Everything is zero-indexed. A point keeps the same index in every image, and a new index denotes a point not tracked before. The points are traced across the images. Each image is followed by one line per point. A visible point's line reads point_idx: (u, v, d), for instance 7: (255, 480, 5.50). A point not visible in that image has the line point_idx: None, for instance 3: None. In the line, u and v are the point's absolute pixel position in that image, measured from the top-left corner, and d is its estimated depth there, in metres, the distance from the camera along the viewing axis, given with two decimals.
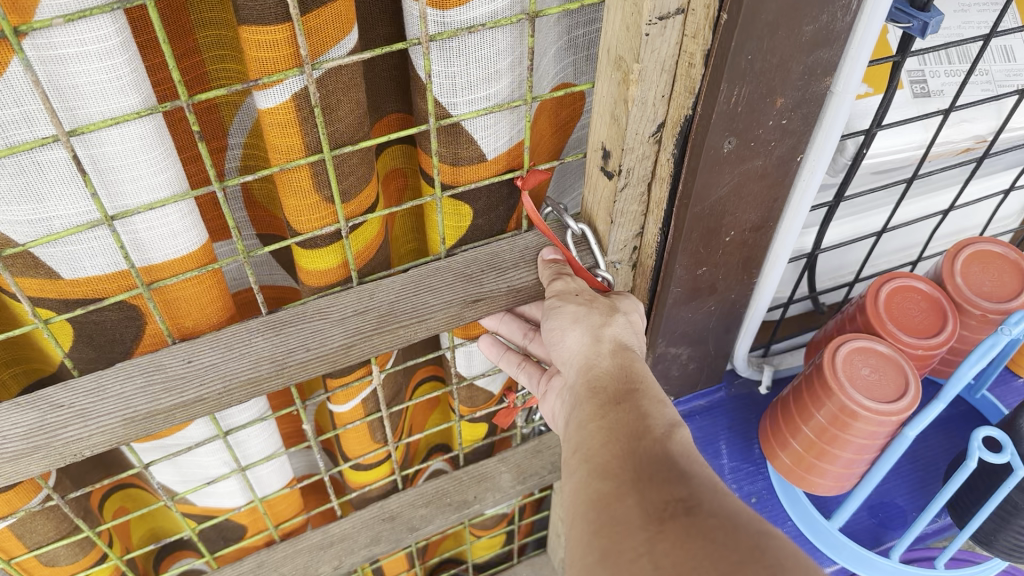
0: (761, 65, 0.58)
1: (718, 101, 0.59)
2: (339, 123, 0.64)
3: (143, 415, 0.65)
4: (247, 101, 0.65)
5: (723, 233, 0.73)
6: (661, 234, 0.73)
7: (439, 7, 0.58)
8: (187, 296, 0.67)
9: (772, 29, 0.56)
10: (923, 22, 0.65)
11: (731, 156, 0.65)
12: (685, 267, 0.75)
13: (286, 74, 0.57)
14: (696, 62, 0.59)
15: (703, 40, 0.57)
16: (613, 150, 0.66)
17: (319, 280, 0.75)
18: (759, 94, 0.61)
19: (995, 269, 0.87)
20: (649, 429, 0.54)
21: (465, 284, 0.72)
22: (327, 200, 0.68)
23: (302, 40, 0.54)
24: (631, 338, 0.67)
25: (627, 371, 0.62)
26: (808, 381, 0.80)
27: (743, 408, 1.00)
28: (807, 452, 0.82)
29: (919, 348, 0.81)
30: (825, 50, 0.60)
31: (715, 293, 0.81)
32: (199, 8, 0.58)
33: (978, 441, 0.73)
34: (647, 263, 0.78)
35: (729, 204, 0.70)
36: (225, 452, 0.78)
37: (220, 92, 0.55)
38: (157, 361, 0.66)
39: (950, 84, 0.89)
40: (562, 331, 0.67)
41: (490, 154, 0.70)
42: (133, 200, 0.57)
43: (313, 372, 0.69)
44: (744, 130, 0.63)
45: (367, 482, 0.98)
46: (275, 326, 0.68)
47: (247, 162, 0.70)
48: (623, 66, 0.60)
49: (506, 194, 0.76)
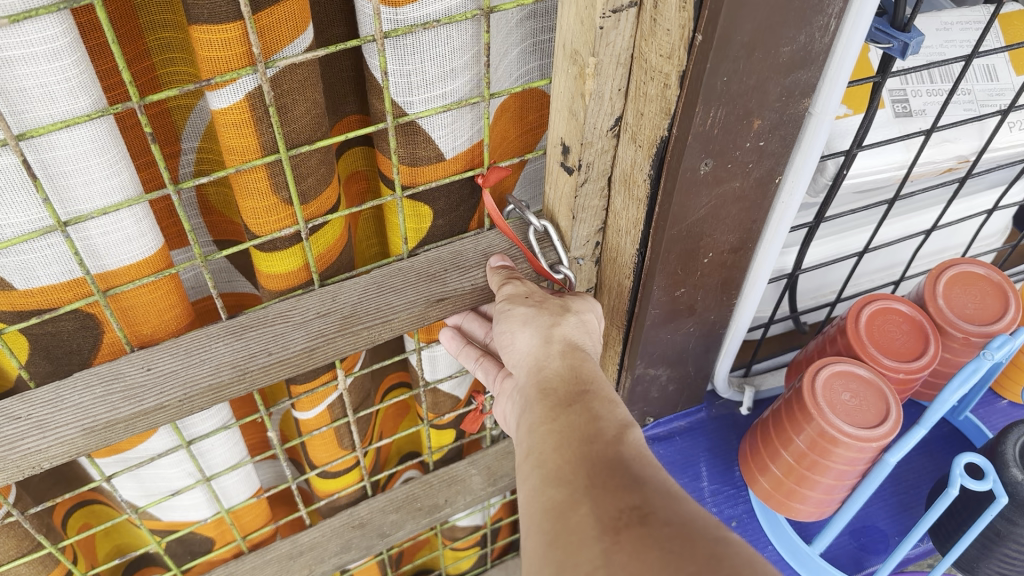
0: (737, 86, 0.57)
1: (694, 122, 0.58)
2: (294, 123, 0.62)
3: (103, 425, 0.62)
4: (199, 104, 0.63)
5: (701, 255, 0.72)
6: (639, 254, 0.72)
7: (391, 4, 0.56)
8: (144, 303, 0.65)
9: (748, 50, 0.55)
10: (903, 43, 0.66)
11: (708, 177, 0.64)
12: (664, 288, 0.74)
13: (236, 74, 0.54)
14: (672, 83, 0.57)
15: (678, 61, 0.56)
16: (573, 148, 0.65)
17: (280, 284, 0.74)
18: (736, 115, 0.60)
19: (978, 291, 0.88)
20: (608, 431, 0.54)
21: (428, 283, 0.71)
22: (286, 201, 0.66)
23: (255, 38, 0.52)
24: (581, 334, 0.67)
25: (582, 374, 0.62)
26: (787, 404, 0.80)
27: (723, 429, 1.00)
28: (787, 477, 0.82)
29: (901, 372, 0.82)
30: (804, 72, 0.59)
31: (694, 314, 0.80)
32: (149, 10, 0.55)
33: (960, 467, 0.73)
34: (625, 283, 0.76)
35: (707, 225, 0.69)
36: (189, 462, 0.76)
37: (173, 93, 0.53)
38: (115, 369, 0.64)
39: (932, 103, 0.90)
40: (512, 333, 0.66)
41: (450, 152, 0.69)
42: (86, 204, 0.55)
43: (276, 376, 0.67)
44: (721, 151, 0.62)
45: (334, 490, 0.97)
46: (236, 330, 0.67)
47: (201, 167, 0.67)
48: (579, 60, 0.59)
49: (465, 194, 0.75)
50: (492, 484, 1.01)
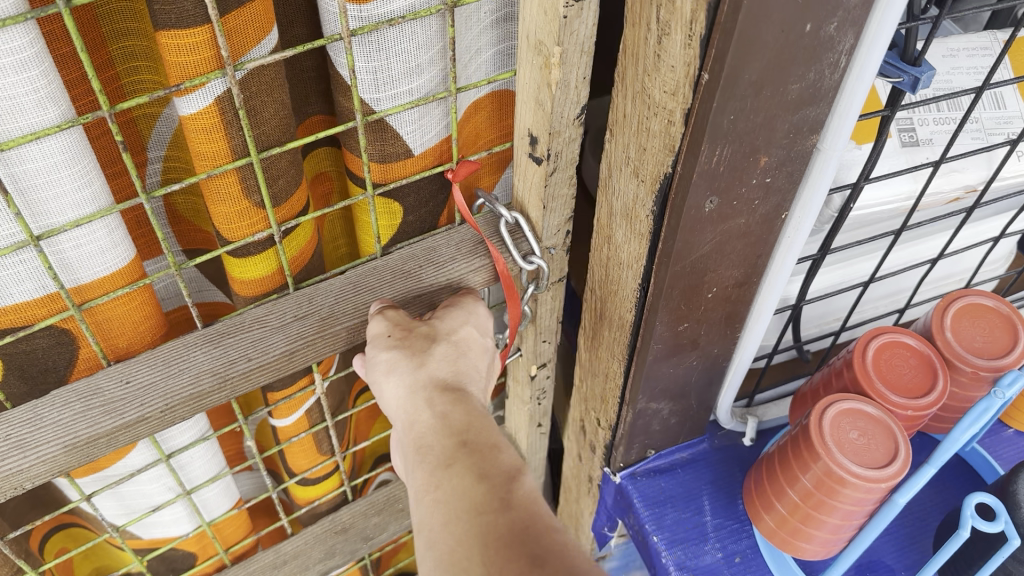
0: (744, 124, 0.53)
1: (699, 162, 0.54)
2: (264, 125, 0.60)
3: (85, 441, 0.60)
4: (164, 112, 0.61)
5: (705, 290, 0.68)
6: (640, 289, 0.68)
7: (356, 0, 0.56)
8: (120, 315, 0.63)
9: (756, 89, 0.51)
10: (914, 77, 0.62)
11: (713, 215, 0.60)
12: (667, 323, 0.70)
13: (207, 79, 0.52)
14: (676, 120, 0.54)
15: (682, 98, 0.52)
16: (542, 138, 0.66)
17: (254, 290, 0.72)
18: (742, 153, 0.55)
19: (987, 323, 0.82)
20: (500, 494, 0.52)
21: (404, 281, 0.70)
22: (258, 205, 0.65)
23: (223, 40, 0.50)
24: (456, 363, 0.64)
25: (454, 421, 0.59)
26: (793, 441, 0.75)
27: (730, 462, 0.91)
28: (791, 516, 0.77)
29: (909, 410, 0.76)
30: (814, 107, 0.55)
31: (697, 348, 0.75)
32: (112, 19, 0.54)
33: (971, 508, 0.68)
34: (626, 316, 0.73)
35: (711, 261, 0.64)
36: (169, 476, 0.74)
37: (142, 100, 0.51)
38: (93, 385, 0.62)
39: (939, 133, 0.87)
40: (379, 384, 0.63)
41: (417, 148, 0.68)
42: (57, 217, 0.53)
43: (257, 383, 0.65)
44: (727, 189, 0.58)
45: (315, 497, 0.95)
46: (213, 338, 0.65)
47: (168, 175, 0.65)
48: (543, 49, 0.59)
49: (434, 188, 0.75)
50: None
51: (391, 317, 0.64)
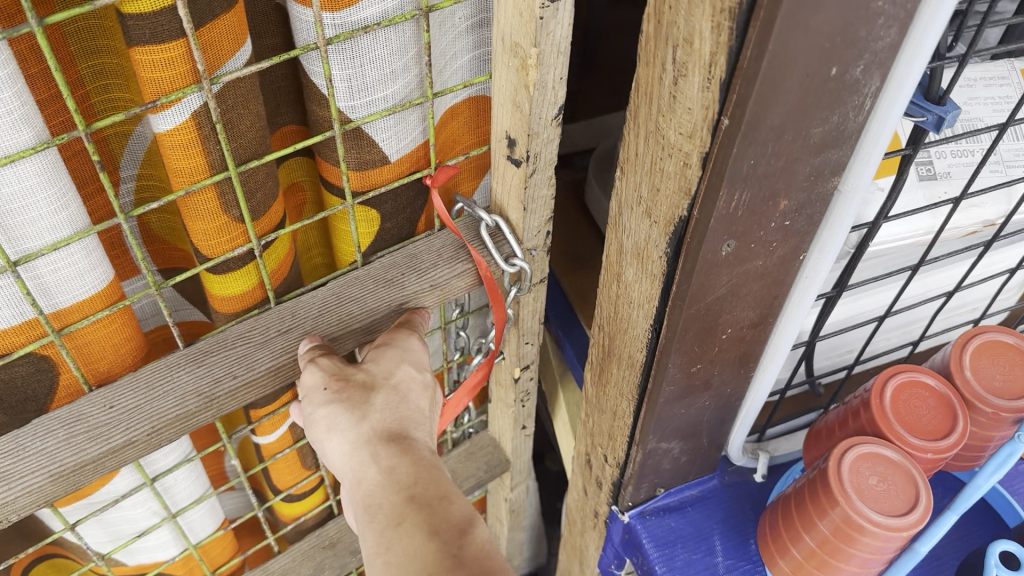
0: (763, 168, 0.49)
1: (718, 207, 0.50)
2: (241, 138, 0.59)
3: (70, 469, 0.58)
4: (136, 129, 0.59)
5: (719, 331, 0.63)
6: (651, 331, 0.64)
7: (331, 8, 0.55)
8: (100, 338, 0.62)
9: (778, 132, 0.47)
10: (939, 116, 0.58)
11: (729, 258, 0.55)
12: (679, 365, 0.65)
13: (183, 94, 0.51)
14: (693, 162, 0.51)
15: (700, 141, 0.49)
16: (520, 139, 0.65)
17: (235, 306, 0.71)
18: (761, 197, 0.51)
19: (1008, 361, 0.74)
20: (451, 552, 0.55)
21: (387, 289, 0.68)
22: (237, 219, 0.63)
23: (198, 54, 0.49)
24: (399, 408, 0.63)
25: (399, 476, 0.59)
26: (809, 485, 0.70)
27: (742, 500, 0.85)
28: (807, 562, 0.72)
29: (929, 453, 0.70)
30: (836, 150, 0.51)
31: (710, 389, 0.70)
32: (79, 36, 0.52)
33: (995, 556, 0.68)
34: (636, 355, 0.68)
35: (726, 303, 0.60)
36: (154, 500, 0.73)
37: (119, 118, 0.50)
38: (76, 411, 0.60)
39: (957, 166, 0.78)
40: (322, 441, 0.62)
41: (395, 154, 0.67)
42: (34, 241, 0.51)
43: (244, 401, 0.64)
44: (745, 231, 0.54)
45: (301, 513, 0.94)
46: (196, 357, 0.63)
47: (142, 194, 0.64)
48: (520, 51, 0.59)
49: (412, 196, 0.74)
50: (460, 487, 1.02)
51: (327, 368, 0.62)
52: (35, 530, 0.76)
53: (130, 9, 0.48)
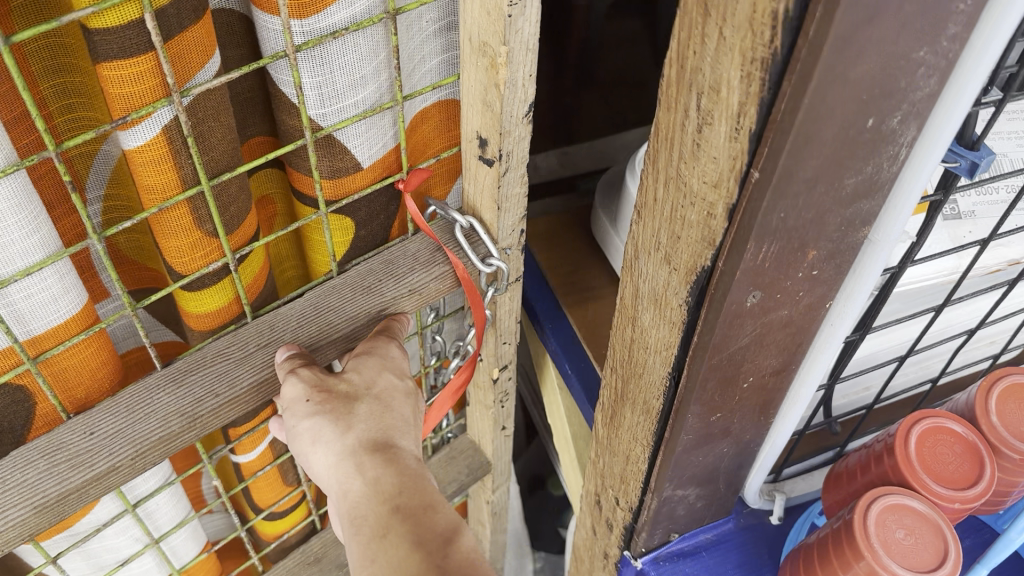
0: (793, 221, 0.45)
1: (744, 260, 0.47)
2: (213, 151, 0.57)
3: (54, 500, 0.56)
4: (102, 149, 0.57)
5: (740, 380, 0.59)
6: (668, 379, 0.60)
7: (298, 15, 0.54)
8: (75, 363, 0.59)
9: (810, 185, 0.43)
10: (972, 162, 0.52)
11: (754, 309, 0.52)
12: (698, 415, 0.61)
13: (153, 109, 0.49)
14: (717, 213, 0.47)
15: (726, 192, 0.45)
16: (492, 137, 0.64)
17: (211, 323, 0.69)
18: (789, 249, 0.47)
19: None
20: (435, 563, 0.53)
21: (365, 296, 0.66)
22: (211, 234, 0.62)
23: (168, 66, 0.47)
24: (384, 418, 0.61)
25: (384, 487, 0.58)
26: (834, 535, 0.69)
27: (759, 544, 0.84)
28: None
29: (956, 503, 0.69)
30: (868, 202, 0.47)
31: (730, 436, 0.67)
32: (39, 55, 0.50)
33: None
34: (653, 403, 0.64)
35: (750, 353, 0.56)
36: (136, 527, 0.71)
37: (90, 136, 0.48)
38: (55, 440, 0.58)
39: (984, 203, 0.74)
40: (306, 455, 0.60)
41: (367, 160, 0.66)
42: (5, 268, 0.49)
43: (228, 418, 0.62)
44: (771, 282, 0.50)
45: (284, 530, 0.93)
46: (175, 377, 0.61)
47: (110, 214, 0.61)
48: (488, 51, 0.58)
49: (385, 202, 0.73)
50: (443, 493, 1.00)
51: (309, 378, 0.60)
52: (13, 567, 0.73)
53: (96, 24, 0.46)
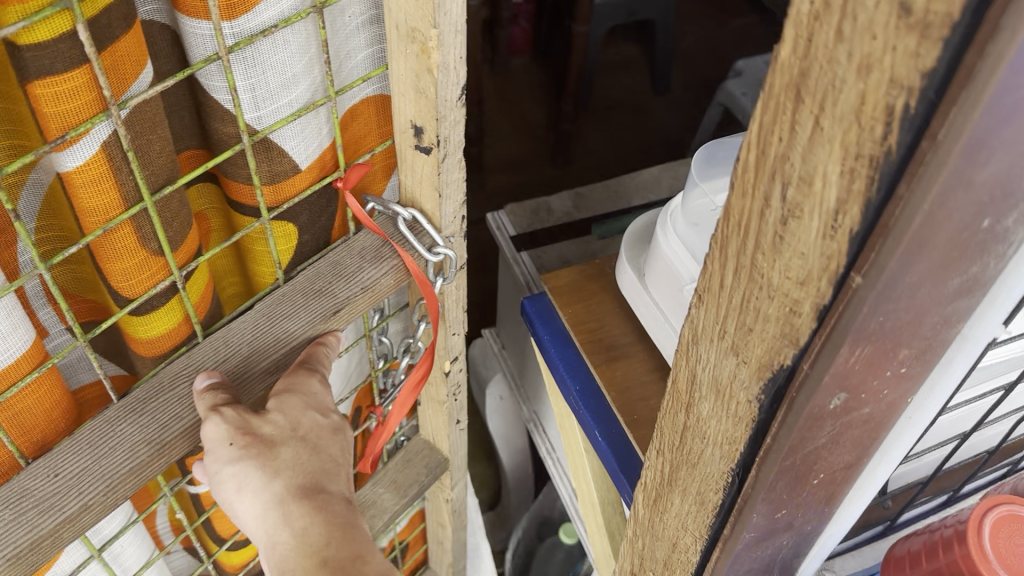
0: (893, 324, 0.34)
1: (837, 363, 0.34)
2: (154, 163, 0.53)
3: (25, 551, 0.50)
4: (33, 175, 0.53)
5: (810, 479, 0.45)
6: (730, 477, 0.46)
7: (229, 16, 0.50)
8: (21, 403, 0.55)
9: (913, 290, 0.32)
10: None
11: (837, 412, 0.39)
12: (765, 513, 0.47)
13: (92, 124, 0.45)
14: (804, 312, 0.35)
15: (817, 293, 0.33)
16: (426, 123, 0.58)
17: (159, 349, 0.63)
18: (883, 351, 0.35)
19: None
20: None
21: (317, 300, 0.60)
22: (157, 252, 0.56)
23: (103, 78, 0.43)
24: (310, 462, 0.59)
25: (311, 538, 0.57)
26: None
27: None
28: None
29: None
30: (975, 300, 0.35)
31: (791, 529, 0.52)
32: None
33: None
34: (710, 497, 0.50)
35: (821, 455, 0.43)
36: (100, 570, 0.67)
37: (26, 160, 0.42)
38: (16, 487, 0.51)
39: None
40: (230, 504, 0.57)
41: (304, 161, 0.61)
42: None
43: (192, 443, 0.58)
44: (858, 382, 0.37)
45: (246, 560, 0.89)
46: (136, 406, 0.55)
47: (47, 239, 0.56)
48: (417, 34, 0.53)
49: (323, 205, 0.67)
50: (403, 498, 0.89)
51: (232, 419, 0.55)
52: None
53: (26, 39, 0.41)
